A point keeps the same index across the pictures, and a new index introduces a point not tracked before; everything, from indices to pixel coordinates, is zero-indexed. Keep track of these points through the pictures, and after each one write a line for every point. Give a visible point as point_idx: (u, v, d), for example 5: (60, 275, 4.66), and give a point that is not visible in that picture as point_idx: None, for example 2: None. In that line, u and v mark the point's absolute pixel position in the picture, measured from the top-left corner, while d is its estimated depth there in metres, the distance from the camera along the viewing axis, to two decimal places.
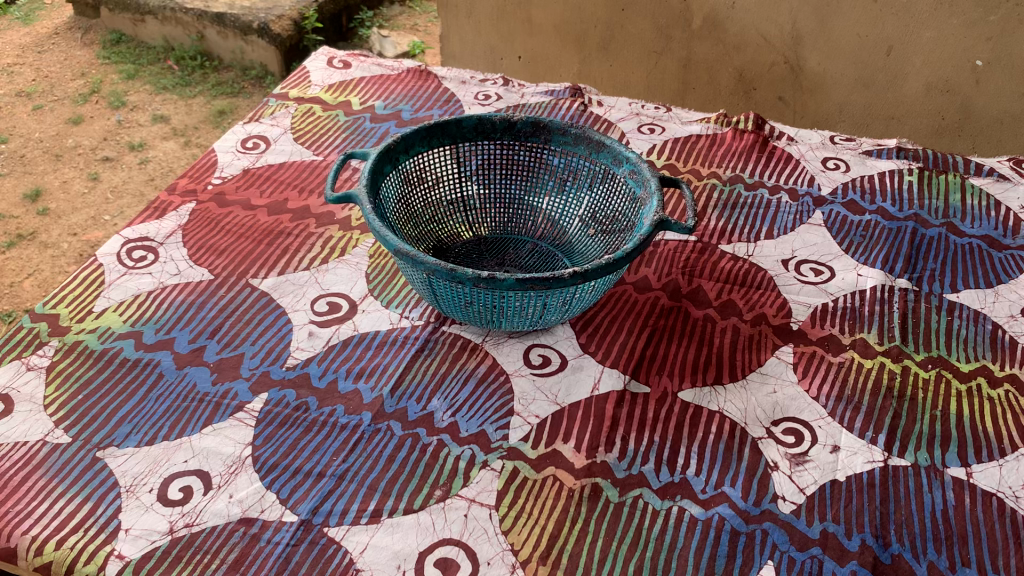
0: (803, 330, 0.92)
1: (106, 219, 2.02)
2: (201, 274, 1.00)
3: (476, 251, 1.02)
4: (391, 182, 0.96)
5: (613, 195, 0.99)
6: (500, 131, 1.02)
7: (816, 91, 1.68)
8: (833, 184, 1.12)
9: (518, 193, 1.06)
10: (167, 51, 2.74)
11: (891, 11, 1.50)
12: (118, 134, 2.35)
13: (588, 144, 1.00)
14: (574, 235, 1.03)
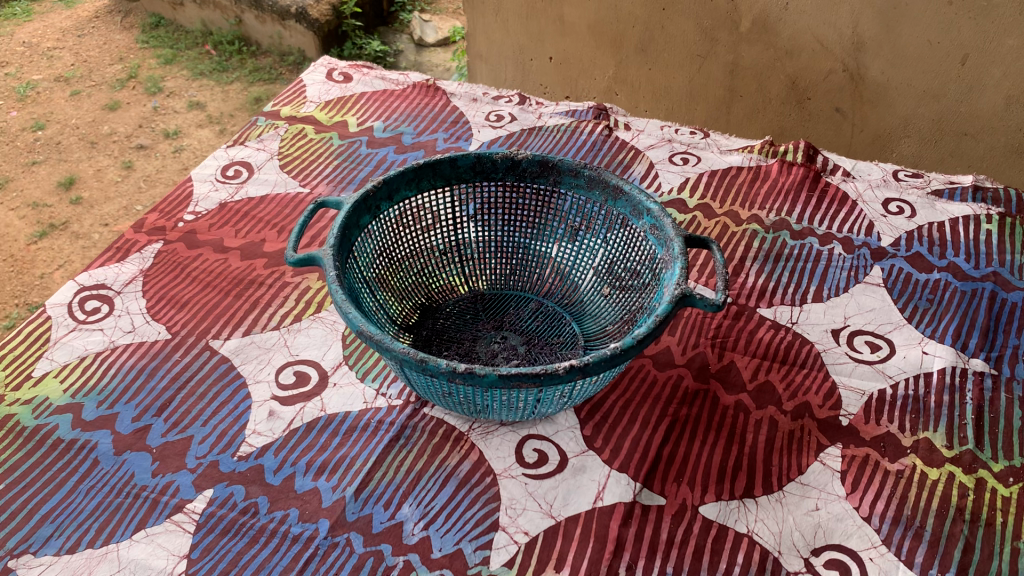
0: (855, 427, 0.76)
1: (140, 209, 1.82)
2: (157, 332, 0.88)
3: (470, 311, 0.88)
4: (369, 234, 0.82)
5: (632, 250, 0.84)
6: (501, 171, 0.87)
7: (879, 103, 1.50)
8: (896, 232, 0.96)
9: (523, 239, 0.92)
10: (205, 36, 2.46)
11: (969, 15, 1.31)
12: (154, 121, 2.12)
13: (604, 189, 0.85)
14: (586, 293, 0.89)
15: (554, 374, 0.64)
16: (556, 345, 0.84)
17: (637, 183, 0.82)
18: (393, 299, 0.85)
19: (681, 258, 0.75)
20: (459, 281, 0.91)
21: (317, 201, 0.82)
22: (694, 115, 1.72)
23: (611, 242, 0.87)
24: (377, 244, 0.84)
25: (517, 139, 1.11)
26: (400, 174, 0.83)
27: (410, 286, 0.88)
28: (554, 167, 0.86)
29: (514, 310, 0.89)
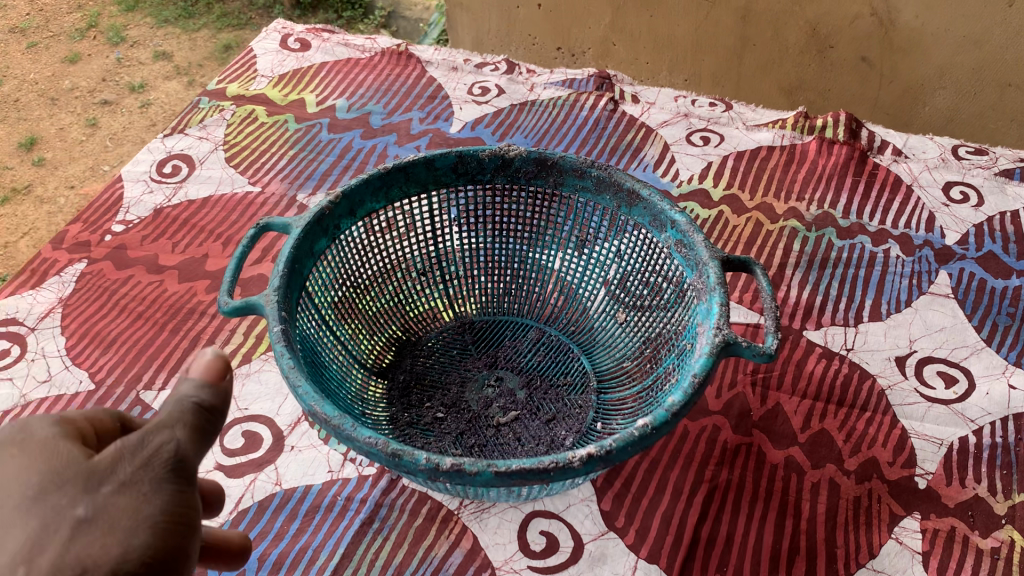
0: (933, 490, 0.62)
1: (106, 169, 1.48)
2: (79, 381, 0.72)
3: (457, 345, 0.73)
4: (328, 262, 0.66)
5: (653, 269, 0.68)
6: (489, 172, 0.70)
7: (911, 51, 1.27)
8: (963, 224, 0.80)
9: (519, 252, 0.76)
10: None
11: None
12: (117, 73, 1.73)
13: (615, 194, 0.68)
14: (597, 320, 0.74)
15: (567, 468, 0.48)
16: (563, 390, 0.69)
17: (657, 187, 0.65)
18: (361, 338, 0.70)
19: (718, 288, 0.57)
20: (443, 304, 0.76)
21: (260, 220, 0.64)
22: (714, 69, 1.44)
23: (627, 256, 0.71)
24: (340, 271, 0.68)
25: (506, 117, 0.95)
26: (364, 183, 0.66)
27: (382, 318, 0.73)
28: (552, 166, 0.69)
29: (510, 341, 0.74)
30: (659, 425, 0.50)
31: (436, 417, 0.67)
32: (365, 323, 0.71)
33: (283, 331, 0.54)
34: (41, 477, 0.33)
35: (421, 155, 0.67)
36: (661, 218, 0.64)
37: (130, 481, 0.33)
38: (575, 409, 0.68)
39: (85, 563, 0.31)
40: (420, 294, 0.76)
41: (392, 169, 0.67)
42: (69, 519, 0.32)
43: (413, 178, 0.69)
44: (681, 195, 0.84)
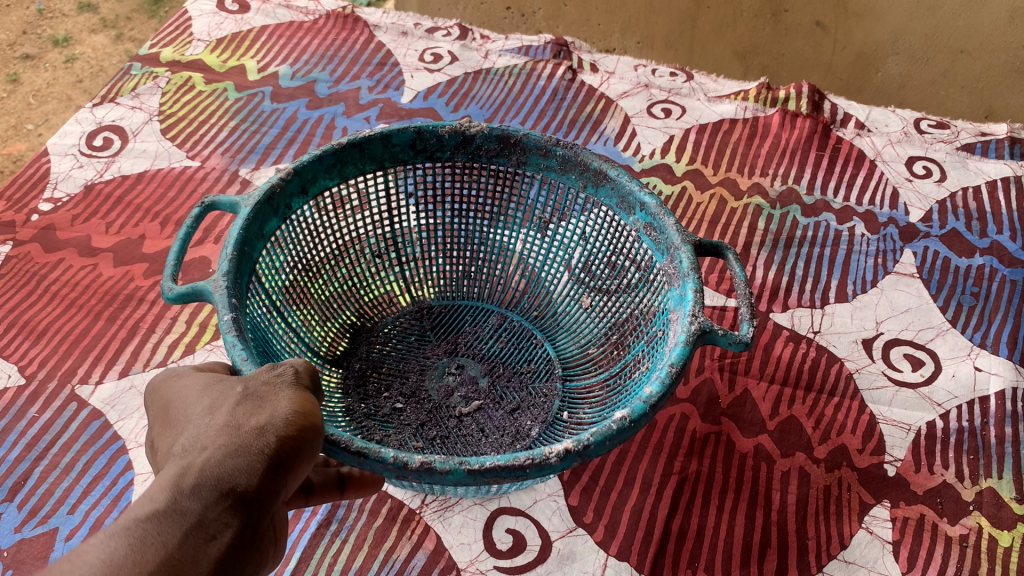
0: (903, 477, 0.61)
1: (29, 130, 1.34)
2: (7, 375, 0.67)
3: (414, 331, 0.70)
4: (278, 244, 0.61)
5: (622, 251, 0.65)
6: (448, 147, 0.65)
7: (865, 16, 1.25)
8: (926, 201, 0.79)
9: (479, 233, 0.73)
10: None
11: None
12: (38, 26, 1.53)
13: (582, 172, 0.64)
14: (561, 304, 0.71)
15: (543, 465, 0.43)
16: (526, 377, 0.67)
17: (625, 168, 0.62)
18: (313, 326, 0.66)
19: (691, 273, 0.54)
20: (397, 287, 0.72)
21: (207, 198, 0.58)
22: (670, 31, 1.38)
23: (592, 239, 0.68)
24: (290, 258, 0.63)
25: (460, 86, 0.90)
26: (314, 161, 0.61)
27: (334, 303, 0.69)
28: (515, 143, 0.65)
29: (468, 326, 0.71)
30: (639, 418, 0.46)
31: (395, 407, 0.64)
32: (317, 310, 0.67)
33: (235, 319, 0.49)
34: (207, 382, 0.43)
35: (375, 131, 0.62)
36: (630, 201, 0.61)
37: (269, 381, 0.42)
38: (539, 397, 0.65)
39: (252, 414, 0.40)
40: (375, 277, 0.72)
41: (346, 146, 0.62)
42: (229, 395, 0.41)
43: (366, 153, 0.64)
44: (642, 171, 0.82)
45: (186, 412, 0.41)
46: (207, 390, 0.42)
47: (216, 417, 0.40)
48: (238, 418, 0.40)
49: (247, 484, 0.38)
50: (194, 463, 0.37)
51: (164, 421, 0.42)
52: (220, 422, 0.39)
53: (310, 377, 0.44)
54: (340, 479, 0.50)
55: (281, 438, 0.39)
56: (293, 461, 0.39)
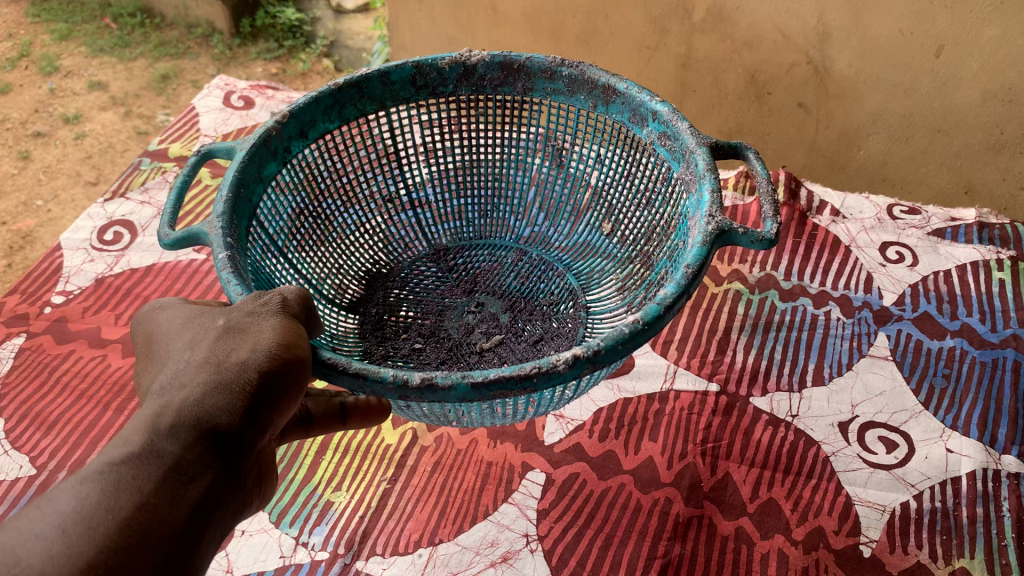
0: (878, 558, 0.63)
1: (38, 205, 1.53)
2: (18, 465, 0.70)
3: (435, 269, 0.86)
4: (288, 180, 0.75)
5: (636, 159, 0.78)
6: (450, 83, 0.80)
7: (846, 98, 1.29)
8: (899, 285, 0.83)
9: (490, 171, 0.89)
10: (103, 8, 2.02)
11: (944, 3, 1.12)
12: (50, 103, 1.75)
13: (587, 91, 0.77)
14: (575, 234, 0.88)
15: (553, 371, 0.51)
16: (547, 306, 0.82)
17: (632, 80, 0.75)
18: (338, 266, 0.82)
19: (709, 176, 0.64)
20: (417, 226, 0.89)
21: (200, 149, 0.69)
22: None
23: (606, 157, 0.82)
24: (308, 187, 0.78)
25: None
26: (313, 103, 0.75)
27: (357, 240, 0.84)
28: (518, 70, 0.78)
29: (487, 260, 0.87)
30: (654, 319, 0.54)
31: (415, 347, 0.78)
32: (339, 247, 0.83)
33: (229, 256, 0.57)
34: (190, 320, 0.52)
35: (375, 70, 0.77)
36: (639, 110, 0.74)
37: (252, 313, 0.51)
38: (555, 318, 0.81)
39: (236, 347, 0.48)
40: (400, 221, 0.88)
41: (344, 86, 0.76)
42: (216, 330, 0.50)
43: (370, 92, 0.78)
44: None
45: (172, 353, 0.50)
46: (192, 332, 0.51)
47: (203, 352, 0.49)
48: (221, 354, 0.48)
49: (228, 420, 0.45)
50: (174, 403, 0.45)
51: (151, 363, 0.51)
52: (207, 357, 0.48)
53: (296, 304, 0.54)
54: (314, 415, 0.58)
55: (262, 369, 0.47)
56: (276, 392, 0.48)
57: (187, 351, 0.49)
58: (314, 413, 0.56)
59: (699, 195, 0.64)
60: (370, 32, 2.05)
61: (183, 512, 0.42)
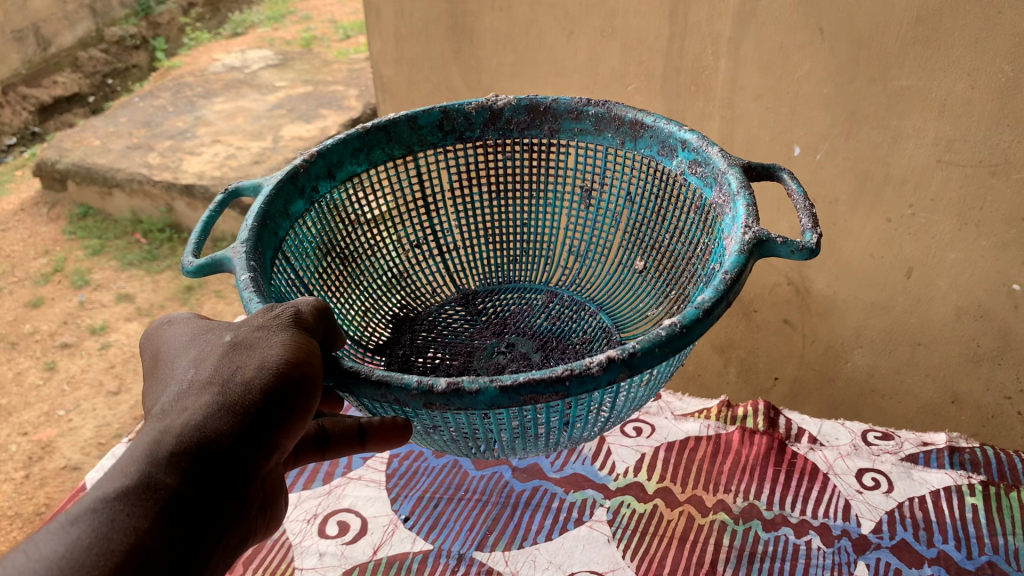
0: None
1: (60, 414, 2.08)
2: None
3: (468, 313, 1.27)
4: (314, 211, 1.11)
5: (665, 190, 1.15)
6: (477, 127, 1.20)
7: (827, 316, 1.52)
8: (876, 510, 1.01)
9: (514, 221, 1.32)
10: (134, 223, 2.86)
11: (909, 231, 1.37)
12: (78, 316, 2.42)
13: (611, 134, 1.16)
14: (591, 277, 1.30)
15: (590, 371, 0.73)
16: (574, 340, 1.21)
17: (658, 116, 1.11)
18: (370, 313, 1.22)
19: (743, 193, 0.94)
20: (444, 276, 1.32)
21: (229, 185, 1.05)
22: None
23: (635, 194, 1.20)
24: (334, 223, 1.16)
25: None
26: (339, 147, 1.12)
27: (389, 283, 1.26)
28: (544, 112, 1.17)
29: (516, 306, 1.28)
30: (689, 323, 0.78)
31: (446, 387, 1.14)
32: (365, 290, 1.22)
33: (250, 278, 0.86)
34: (206, 337, 0.79)
35: (404, 119, 1.16)
36: (670, 141, 1.09)
37: (260, 328, 0.76)
38: (581, 347, 1.19)
39: (242, 365, 0.73)
40: (432, 264, 1.32)
41: (372, 132, 1.15)
42: (226, 345, 0.76)
43: (397, 136, 1.17)
44: (619, 488, 1.08)
45: (185, 369, 0.76)
46: (203, 351, 0.77)
47: (211, 369, 0.74)
48: (229, 370, 0.73)
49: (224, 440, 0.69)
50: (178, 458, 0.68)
51: (168, 375, 0.77)
52: (211, 376, 0.73)
53: (304, 313, 0.78)
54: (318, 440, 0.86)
55: (262, 387, 0.72)
56: (267, 408, 0.71)
57: (194, 371, 0.74)
58: (331, 434, 0.85)
59: (738, 210, 0.93)
60: None
61: (178, 527, 0.65)
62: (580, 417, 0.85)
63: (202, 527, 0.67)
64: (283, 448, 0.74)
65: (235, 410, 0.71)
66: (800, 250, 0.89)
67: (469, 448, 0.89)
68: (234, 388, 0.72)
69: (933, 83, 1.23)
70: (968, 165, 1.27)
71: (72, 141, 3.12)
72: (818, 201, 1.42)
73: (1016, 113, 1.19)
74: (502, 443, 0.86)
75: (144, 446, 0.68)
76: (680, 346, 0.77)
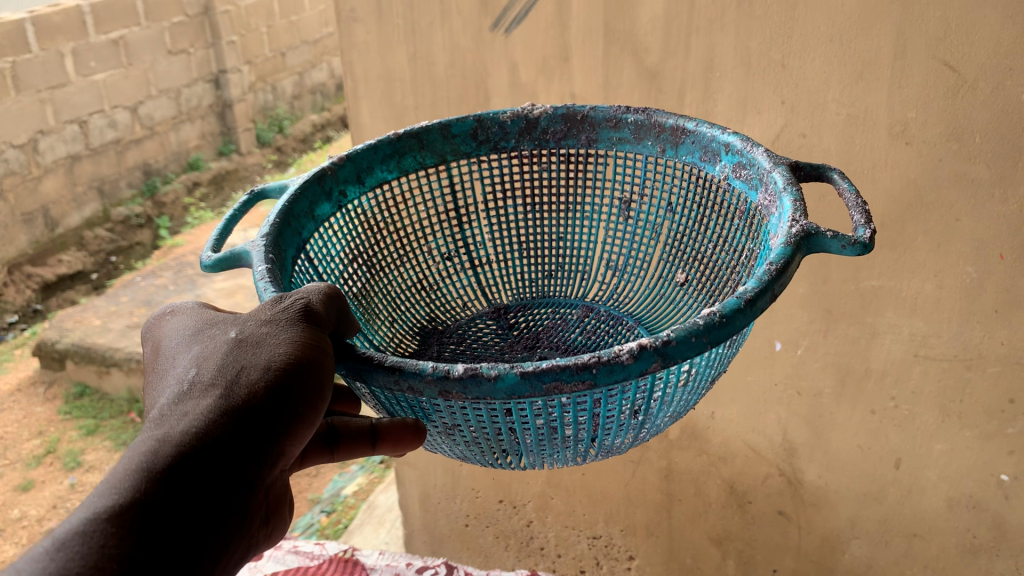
0: None
1: None
2: None
3: (497, 327, 1.12)
4: (335, 217, 1.00)
5: (709, 197, 1.01)
6: (512, 137, 1.07)
7: (821, 506, 1.53)
8: None
9: (551, 237, 1.18)
10: (130, 402, 2.88)
11: (893, 423, 1.39)
12: (69, 499, 2.40)
13: (655, 141, 1.02)
14: (632, 291, 1.14)
15: (618, 361, 0.64)
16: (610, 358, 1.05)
17: (701, 121, 0.98)
18: (395, 323, 1.07)
19: (789, 190, 0.83)
20: (476, 291, 1.18)
21: (256, 188, 1.02)
22: (649, 525, 1.74)
23: (678, 203, 1.06)
24: (360, 233, 1.04)
25: None
26: (370, 151, 1.02)
27: (415, 295, 1.13)
28: (582, 119, 1.05)
29: (550, 322, 1.12)
30: (731, 311, 0.68)
31: None
32: (390, 302, 1.09)
33: (267, 270, 0.77)
34: (208, 334, 0.73)
35: (435, 125, 1.05)
36: (713, 145, 0.96)
37: (265, 321, 0.70)
38: None
39: (244, 367, 0.67)
40: (462, 279, 1.18)
41: (404, 138, 1.04)
42: (229, 344, 0.70)
43: (430, 145, 1.06)
44: None
45: (186, 368, 0.70)
46: (206, 349, 0.71)
47: (212, 369, 0.68)
48: (231, 372, 0.67)
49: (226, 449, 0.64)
50: None
51: (168, 376, 0.71)
52: (214, 377, 0.67)
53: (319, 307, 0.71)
54: (328, 446, 0.81)
55: (263, 389, 0.66)
56: (270, 416, 0.66)
57: (195, 371, 0.69)
58: (343, 434, 0.81)
59: (783, 206, 0.82)
60: None
61: (168, 547, 0.59)
62: (612, 424, 0.75)
63: (197, 549, 0.61)
64: (287, 456, 0.68)
65: (235, 416, 0.65)
66: (851, 245, 0.78)
67: (496, 460, 0.80)
68: (235, 391, 0.66)
69: (903, 283, 1.29)
70: (945, 359, 1.31)
71: (73, 321, 3.18)
72: (804, 394, 1.46)
73: (984, 312, 1.25)
74: (526, 450, 0.76)
75: (138, 458, 0.62)
76: (721, 338, 0.67)
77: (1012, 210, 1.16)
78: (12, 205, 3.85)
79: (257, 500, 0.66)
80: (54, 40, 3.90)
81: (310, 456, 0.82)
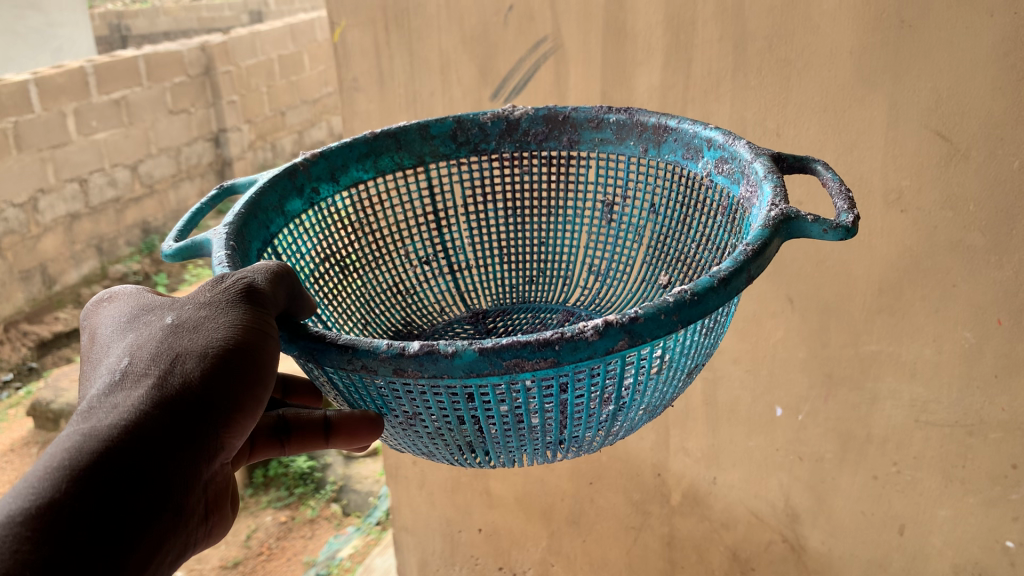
0: None
1: None
2: None
3: (476, 330, 1.11)
4: (306, 213, 0.98)
5: (691, 196, 0.99)
6: (493, 139, 1.07)
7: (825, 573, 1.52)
8: None
9: (531, 241, 1.17)
10: None
11: (896, 488, 1.39)
12: None
13: (638, 142, 1.02)
14: (614, 294, 1.13)
15: (581, 337, 0.61)
16: None
17: (683, 119, 0.97)
18: (369, 325, 1.07)
19: (771, 178, 0.81)
20: (455, 296, 1.18)
21: (225, 184, 1.00)
22: None
23: (661, 204, 1.05)
24: (334, 232, 1.04)
25: None
26: (346, 148, 1.01)
27: (392, 299, 1.12)
28: (563, 121, 1.05)
29: (530, 326, 1.11)
30: (702, 290, 0.65)
31: None
32: (364, 304, 1.08)
33: (228, 257, 0.75)
34: (141, 322, 0.68)
35: (413, 124, 1.04)
36: (696, 142, 0.95)
37: (206, 304, 0.66)
38: None
39: (182, 355, 0.63)
40: (441, 284, 1.18)
41: (380, 137, 1.03)
42: (166, 330, 0.66)
43: (408, 145, 1.05)
44: None
45: (118, 357, 0.64)
46: (140, 335, 0.66)
47: (147, 357, 0.63)
48: (167, 360, 0.63)
49: (162, 443, 0.59)
50: None
51: (100, 366, 0.66)
52: (148, 366, 0.62)
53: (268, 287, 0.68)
54: (278, 439, 0.81)
55: (202, 378, 0.62)
56: (209, 405, 0.61)
57: (127, 359, 0.63)
58: (292, 426, 0.80)
59: (765, 192, 0.80)
60: (375, 477, 2.88)
61: (96, 549, 0.53)
62: (581, 415, 0.72)
63: (125, 551, 0.55)
64: (226, 449, 0.64)
65: (173, 406, 0.60)
66: (834, 229, 0.76)
67: (461, 456, 0.77)
68: (171, 381, 0.61)
69: (901, 348, 1.29)
70: (946, 425, 1.30)
71: (69, 379, 3.17)
72: (805, 459, 1.45)
73: (984, 376, 1.25)
74: (492, 444, 0.73)
75: (60, 456, 0.56)
76: (693, 318, 0.64)
77: (1007, 276, 1.17)
78: (10, 263, 3.86)
79: (196, 494, 0.61)
80: (57, 100, 3.94)
81: (259, 450, 0.82)
